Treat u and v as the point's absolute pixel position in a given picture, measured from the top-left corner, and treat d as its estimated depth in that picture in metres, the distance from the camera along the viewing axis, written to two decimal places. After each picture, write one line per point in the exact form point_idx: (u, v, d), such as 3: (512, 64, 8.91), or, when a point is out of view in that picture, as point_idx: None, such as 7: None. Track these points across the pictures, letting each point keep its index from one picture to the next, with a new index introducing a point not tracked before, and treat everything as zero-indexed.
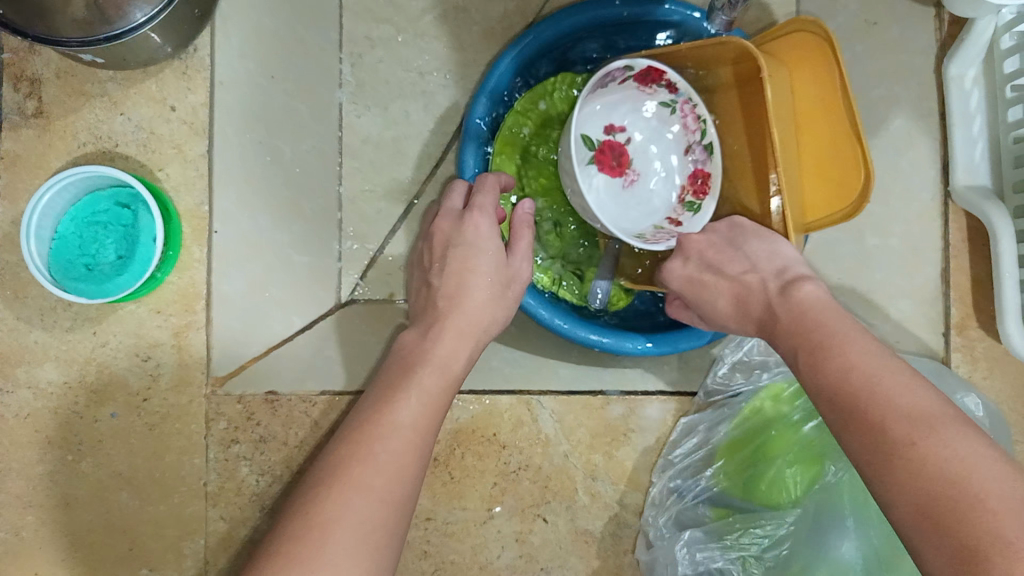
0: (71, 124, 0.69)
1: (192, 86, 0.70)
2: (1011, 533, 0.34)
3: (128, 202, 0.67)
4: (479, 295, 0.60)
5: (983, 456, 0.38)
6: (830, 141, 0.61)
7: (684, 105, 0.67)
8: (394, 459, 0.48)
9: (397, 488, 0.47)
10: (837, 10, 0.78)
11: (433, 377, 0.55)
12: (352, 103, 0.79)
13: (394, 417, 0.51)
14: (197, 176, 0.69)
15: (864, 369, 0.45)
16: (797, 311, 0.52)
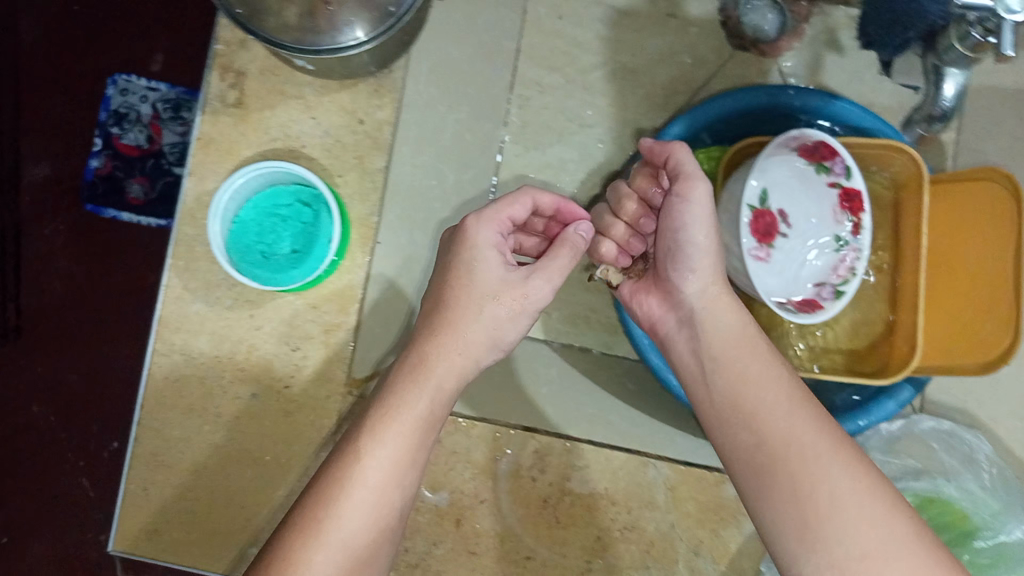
0: (265, 119, 0.74)
1: (382, 103, 0.75)
2: (863, 548, 0.51)
3: (309, 201, 0.70)
4: (471, 318, 0.62)
5: (856, 498, 0.52)
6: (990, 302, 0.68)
7: (849, 252, 0.76)
8: (374, 474, 0.56)
9: (370, 491, 0.56)
10: (995, 139, 0.80)
11: (449, 369, 0.61)
12: (512, 143, 0.78)
13: (394, 425, 0.58)
14: (372, 186, 0.74)
15: (772, 434, 0.57)
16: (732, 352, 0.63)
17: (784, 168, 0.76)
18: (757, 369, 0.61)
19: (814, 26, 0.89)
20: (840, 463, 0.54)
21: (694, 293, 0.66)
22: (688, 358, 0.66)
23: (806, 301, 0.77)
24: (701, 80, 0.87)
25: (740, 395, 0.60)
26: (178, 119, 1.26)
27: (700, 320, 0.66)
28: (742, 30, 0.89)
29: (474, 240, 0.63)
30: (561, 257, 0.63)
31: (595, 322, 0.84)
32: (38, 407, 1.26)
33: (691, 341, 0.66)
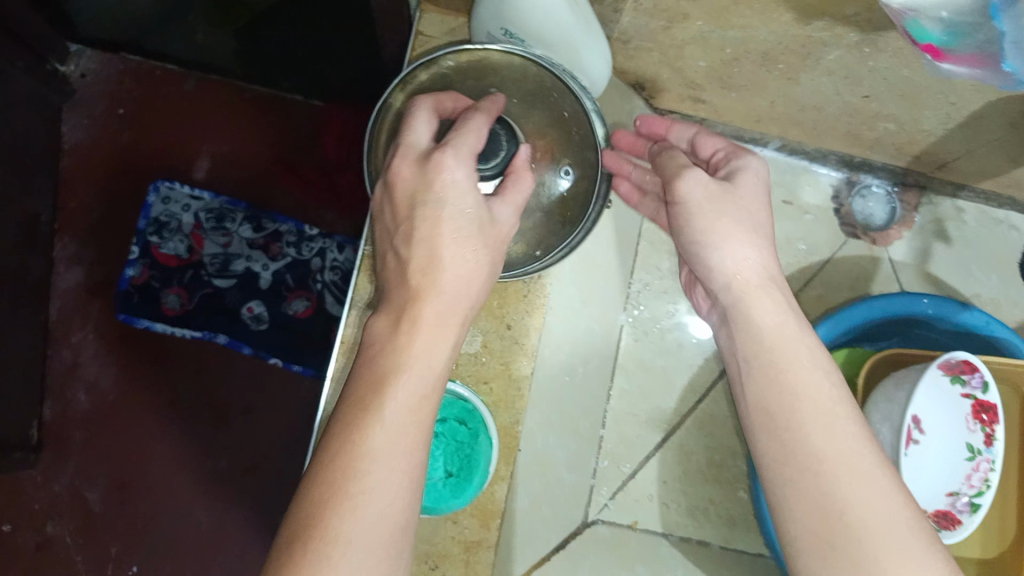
0: None
1: (531, 308, 0.73)
2: (892, 560, 0.43)
3: (465, 418, 0.69)
4: (460, 262, 0.52)
5: (893, 510, 0.44)
6: None
7: (983, 462, 0.74)
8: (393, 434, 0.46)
9: (394, 416, 0.47)
10: None
11: (446, 313, 0.51)
12: (632, 327, 0.84)
13: (382, 424, 0.46)
14: (517, 394, 0.72)
15: (805, 444, 0.47)
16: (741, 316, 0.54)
17: (931, 383, 0.74)
18: (790, 378, 0.50)
19: (923, 215, 0.92)
20: (878, 478, 0.45)
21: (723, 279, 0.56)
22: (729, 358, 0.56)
23: (946, 519, 0.75)
24: (818, 261, 0.90)
25: (767, 404, 0.50)
26: (257, 226, 1.24)
27: (734, 314, 0.55)
28: (854, 217, 0.92)
29: (439, 186, 0.52)
30: (521, 185, 0.56)
31: (714, 515, 0.82)
32: (97, 496, 1.20)
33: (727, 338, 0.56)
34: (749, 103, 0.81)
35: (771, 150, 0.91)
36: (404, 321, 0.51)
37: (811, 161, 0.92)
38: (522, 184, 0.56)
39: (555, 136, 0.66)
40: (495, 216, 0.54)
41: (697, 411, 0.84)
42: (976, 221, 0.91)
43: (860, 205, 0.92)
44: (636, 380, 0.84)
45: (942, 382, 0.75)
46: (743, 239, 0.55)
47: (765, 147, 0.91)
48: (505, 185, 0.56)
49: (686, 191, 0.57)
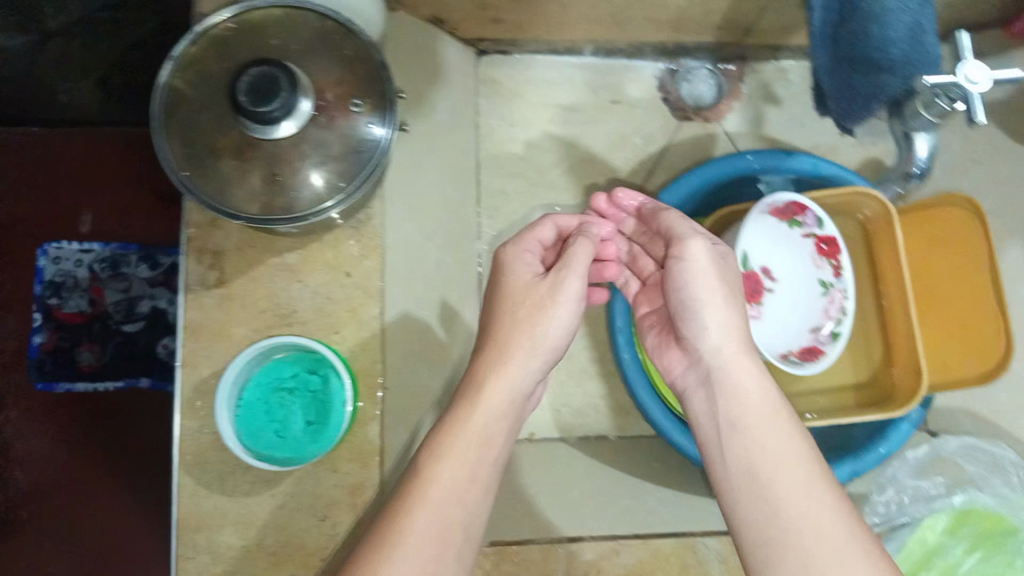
0: (252, 294, 0.72)
1: (366, 251, 0.73)
2: None
3: (313, 366, 0.68)
4: (524, 377, 0.60)
5: (879, 558, 0.48)
6: (973, 312, 0.73)
7: (835, 292, 0.77)
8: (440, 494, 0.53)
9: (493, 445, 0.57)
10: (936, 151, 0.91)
11: (534, 357, 0.60)
12: (489, 253, 0.88)
13: (408, 545, 0.50)
14: (372, 335, 0.72)
15: (785, 505, 0.50)
16: (732, 390, 0.58)
17: (767, 232, 0.77)
18: (773, 445, 0.53)
19: (750, 83, 0.94)
20: (857, 560, 0.47)
21: (713, 348, 0.60)
22: (705, 418, 0.59)
23: (810, 354, 0.76)
24: (656, 149, 0.93)
25: (753, 467, 0.53)
26: (155, 264, 1.09)
27: (717, 376, 0.60)
28: (684, 101, 0.94)
29: (514, 286, 0.62)
30: (579, 249, 0.62)
31: (603, 409, 0.88)
32: None
33: (707, 400, 0.60)
34: (544, 12, 0.82)
35: (588, 56, 0.92)
36: (413, 474, 0.54)
37: (630, 58, 0.93)
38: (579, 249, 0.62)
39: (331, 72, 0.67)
40: (554, 276, 0.61)
41: None
42: (799, 77, 0.94)
43: (688, 88, 0.94)
44: None
45: (780, 228, 0.77)
46: (727, 305, 0.61)
47: (582, 55, 0.92)
48: (561, 264, 0.62)
49: (692, 251, 0.62)
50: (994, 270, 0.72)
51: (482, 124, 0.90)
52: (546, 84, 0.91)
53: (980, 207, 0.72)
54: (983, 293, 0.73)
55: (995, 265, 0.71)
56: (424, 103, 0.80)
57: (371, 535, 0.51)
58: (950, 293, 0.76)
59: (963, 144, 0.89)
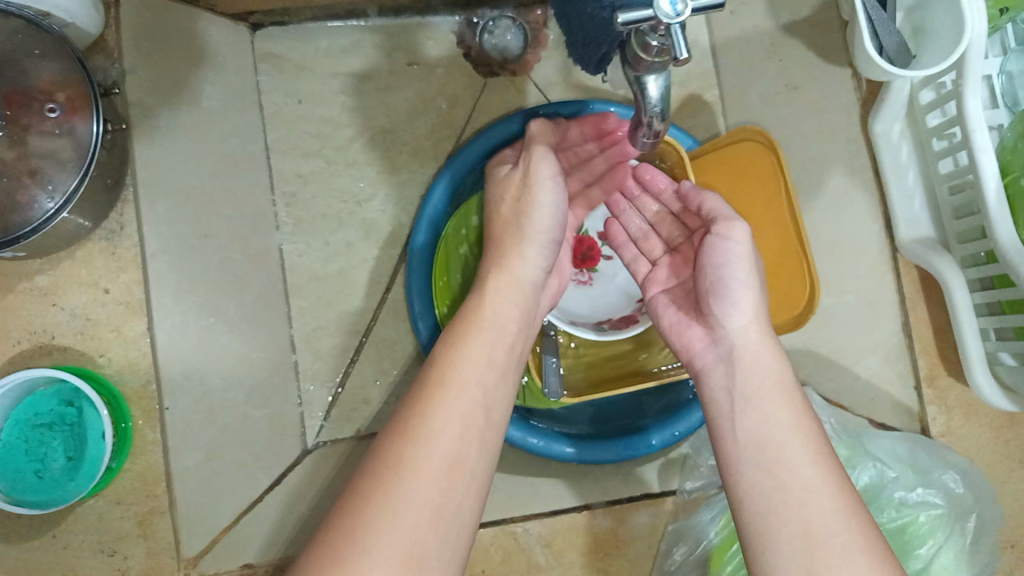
0: (1, 323, 0.66)
1: (123, 264, 0.69)
2: None
3: (71, 399, 0.64)
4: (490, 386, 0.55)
5: (853, 541, 0.46)
6: (782, 253, 0.69)
7: None
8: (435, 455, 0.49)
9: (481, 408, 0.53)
10: (759, 77, 0.86)
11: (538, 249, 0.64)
12: (290, 243, 0.82)
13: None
14: (140, 356, 0.68)
15: (793, 484, 0.49)
16: (755, 366, 0.55)
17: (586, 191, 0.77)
18: (786, 418, 0.52)
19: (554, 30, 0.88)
20: (846, 551, 0.46)
21: (739, 329, 0.57)
22: (717, 397, 0.56)
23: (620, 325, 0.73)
24: (464, 108, 0.87)
25: (764, 441, 0.52)
26: None
27: (739, 357, 0.57)
28: (487, 55, 0.87)
29: (536, 202, 0.63)
30: (542, 162, 0.63)
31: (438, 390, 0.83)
32: None
33: (727, 375, 0.56)
34: None
35: (375, 18, 0.86)
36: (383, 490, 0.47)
37: (423, 15, 0.86)
38: (542, 188, 0.62)
39: (51, 69, 0.63)
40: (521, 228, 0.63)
41: (387, 300, 0.84)
42: None
43: (493, 40, 0.87)
44: (315, 296, 0.82)
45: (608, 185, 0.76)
46: (753, 286, 0.58)
47: (368, 17, 0.86)
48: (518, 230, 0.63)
49: (733, 235, 0.58)
50: (793, 210, 0.67)
51: (266, 105, 0.83)
52: (333, 52, 0.85)
53: (772, 141, 0.67)
54: (786, 234, 0.68)
55: (795, 206, 0.66)
56: (186, 92, 0.73)
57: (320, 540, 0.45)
58: (758, 234, 0.71)
59: (780, 66, 0.85)
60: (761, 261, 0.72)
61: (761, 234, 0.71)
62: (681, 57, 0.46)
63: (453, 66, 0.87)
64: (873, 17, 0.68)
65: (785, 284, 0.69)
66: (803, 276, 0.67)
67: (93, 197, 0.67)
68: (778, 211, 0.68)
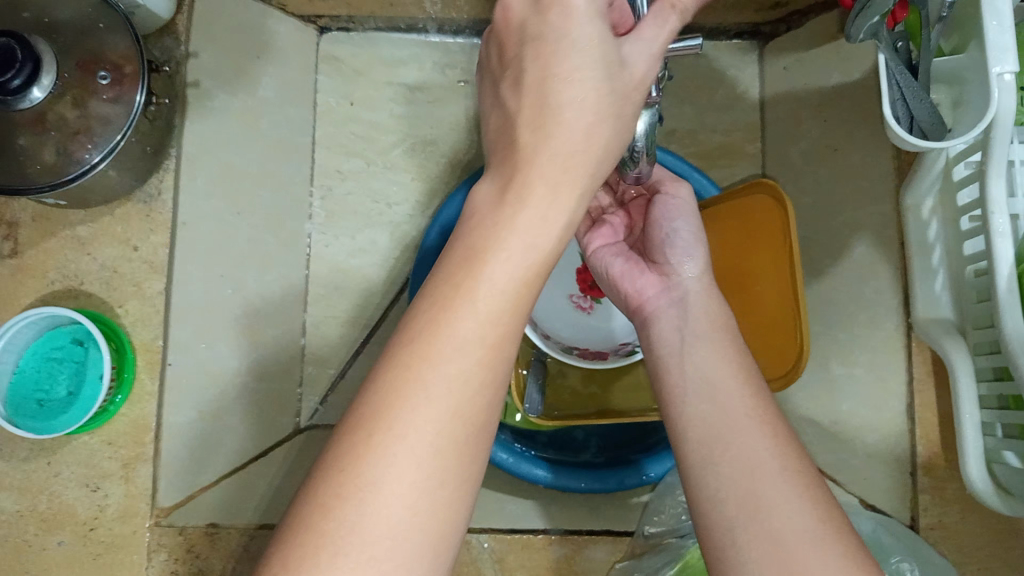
0: (43, 264, 0.74)
1: (154, 227, 0.76)
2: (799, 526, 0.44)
3: (82, 338, 0.70)
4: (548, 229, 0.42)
5: (793, 481, 0.46)
6: (779, 308, 0.68)
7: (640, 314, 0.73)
8: (437, 415, 0.39)
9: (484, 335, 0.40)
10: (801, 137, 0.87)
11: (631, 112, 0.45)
12: (319, 234, 0.87)
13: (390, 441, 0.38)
14: (154, 310, 0.74)
15: (731, 419, 0.50)
16: (706, 311, 0.57)
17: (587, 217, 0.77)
18: (732, 356, 0.54)
19: None
20: (789, 494, 0.45)
21: (692, 277, 0.60)
22: (666, 338, 0.57)
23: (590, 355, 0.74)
24: None
25: (710, 380, 0.52)
26: None
27: (691, 301, 0.59)
28: None
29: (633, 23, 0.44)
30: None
31: None
32: None
33: (679, 319, 0.58)
34: None
35: (435, 35, 0.90)
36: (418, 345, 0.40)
37: (480, 37, 0.90)
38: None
39: (121, 42, 0.71)
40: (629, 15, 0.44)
41: (398, 303, 0.87)
42: None
43: None
44: (333, 286, 0.87)
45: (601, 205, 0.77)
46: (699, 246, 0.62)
47: (428, 33, 0.90)
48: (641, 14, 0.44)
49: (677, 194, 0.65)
50: (794, 266, 0.66)
51: (321, 102, 0.90)
52: (391, 61, 0.91)
53: (782, 193, 0.67)
54: (785, 290, 0.67)
55: (795, 261, 0.65)
56: (244, 79, 0.82)
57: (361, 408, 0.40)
58: (759, 288, 0.71)
59: (824, 127, 0.84)
60: (757, 317, 0.71)
61: (762, 288, 0.70)
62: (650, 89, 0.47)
63: None
64: (901, 85, 0.65)
65: (777, 341, 0.68)
66: (795, 333, 0.66)
67: (132, 160, 0.74)
68: (780, 266, 0.68)
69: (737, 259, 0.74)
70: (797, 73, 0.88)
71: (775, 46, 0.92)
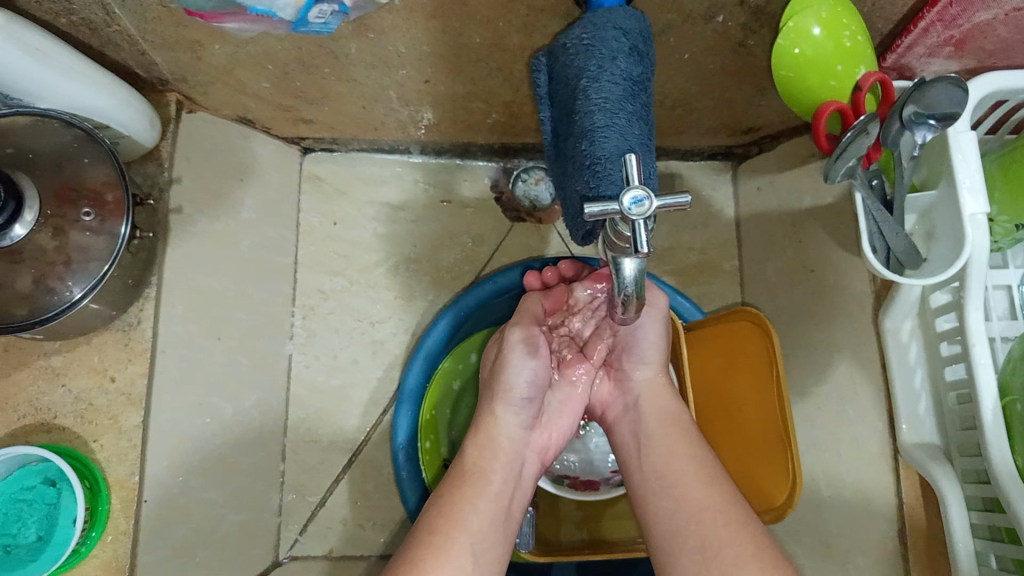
0: (13, 396, 0.71)
1: (132, 356, 0.72)
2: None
3: (54, 479, 0.67)
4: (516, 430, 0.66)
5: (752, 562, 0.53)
6: (769, 437, 0.68)
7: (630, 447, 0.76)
8: (478, 524, 0.57)
9: (509, 461, 0.64)
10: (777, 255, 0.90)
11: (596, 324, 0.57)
12: (300, 354, 0.87)
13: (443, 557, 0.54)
14: (130, 446, 0.70)
15: (689, 506, 0.59)
16: (656, 411, 0.68)
17: None
18: (681, 449, 0.64)
19: None
20: None
21: (644, 383, 0.70)
22: (625, 439, 0.69)
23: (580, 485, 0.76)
24: (486, 250, 0.92)
25: (663, 476, 0.63)
26: None
27: (640, 405, 0.69)
28: (518, 201, 0.93)
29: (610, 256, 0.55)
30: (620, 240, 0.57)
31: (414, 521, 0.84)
32: None
33: (633, 422, 0.69)
34: (348, 114, 0.83)
35: (417, 155, 0.91)
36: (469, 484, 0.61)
37: (462, 158, 0.92)
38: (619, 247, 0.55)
39: (108, 170, 0.70)
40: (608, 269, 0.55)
41: (380, 424, 0.86)
42: None
43: (523, 190, 0.92)
44: (314, 408, 0.86)
45: None
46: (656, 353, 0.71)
47: (411, 154, 0.91)
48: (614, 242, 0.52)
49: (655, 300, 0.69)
50: (782, 397, 0.66)
51: (303, 223, 0.90)
52: (373, 181, 0.92)
53: (765, 322, 0.67)
54: (774, 421, 0.67)
55: (783, 393, 0.65)
56: (225, 202, 0.81)
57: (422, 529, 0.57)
58: (746, 414, 0.71)
59: (798, 248, 0.87)
60: (748, 443, 0.71)
61: (750, 414, 0.70)
62: (644, 250, 0.48)
63: (482, 208, 0.93)
64: (879, 220, 0.67)
65: (768, 469, 0.68)
66: (787, 464, 0.66)
67: (112, 294, 0.71)
68: (767, 395, 0.68)
69: (717, 379, 0.75)
70: (770, 192, 0.91)
71: (747, 166, 0.95)
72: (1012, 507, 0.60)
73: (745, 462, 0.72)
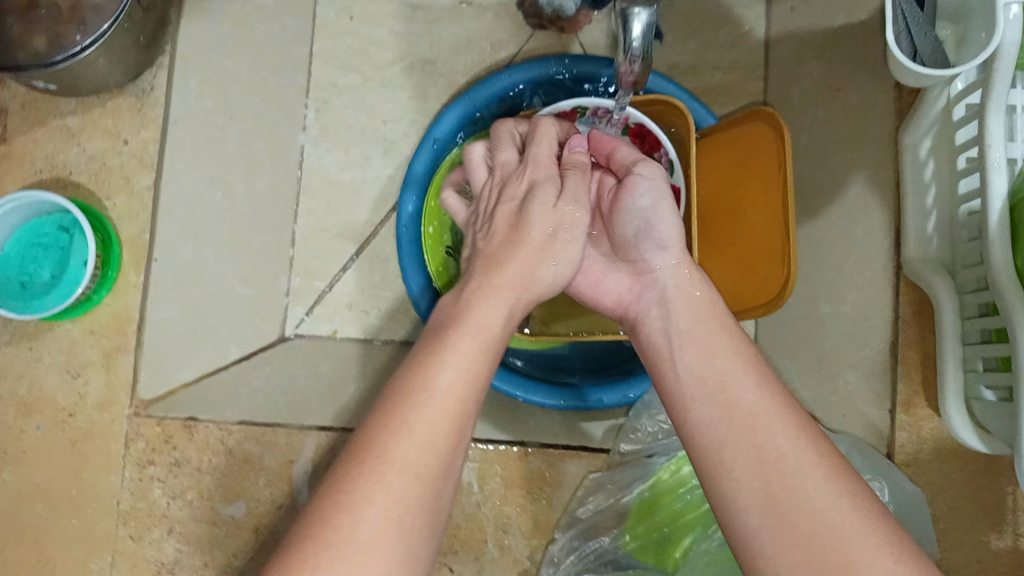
0: (30, 153, 0.74)
1: (146, 122, 0.76)
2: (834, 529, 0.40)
3: (68, 227, 0.69)
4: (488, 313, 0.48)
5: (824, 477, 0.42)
6: (767, 241, 0.68)
7: None
8: (406, 468, 0.39)
9: (480, 370, 0.45)
10: None
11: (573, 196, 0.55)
12: None
13: (352, 521, 0.37)
14: (141, 205, 0.74)
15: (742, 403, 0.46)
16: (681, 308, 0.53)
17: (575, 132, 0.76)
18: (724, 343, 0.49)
19: None
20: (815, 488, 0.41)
21: (667, 269, 0.56)
22: (653, 338, 0.53)
23: None
24: None
25: (705, 375, 0.48)
26: None
27: (672, 298, 0.54)
28: None
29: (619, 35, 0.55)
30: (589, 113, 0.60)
31: None
32: None
33: (663, 318, 0.54)
34: None
35: None
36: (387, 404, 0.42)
37: None
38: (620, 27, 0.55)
39: None
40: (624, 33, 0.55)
41: None
42: None
43: None
44: None
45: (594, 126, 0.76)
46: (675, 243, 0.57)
47: None
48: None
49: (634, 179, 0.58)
50: (787, 201, 0.65)
51: None
52: None
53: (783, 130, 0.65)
54: (776, 225, 0.66)
55: (790, 196, 0.64)
56: None
57: (322, 487, 0.39)
58: (751, 215, 0.70)
59: (829, 68, 0.83)
60: (745, 247, 0.71)
61: (751, 217, 0.70)
62: None
63: None
64: (906, 14, 0.64)
65: (760, 270, 0.69)
66: (781, 265, 0.66)
67: (123, 51, 0.71)
68: (770, 200, 0.67)
69: (721, 188, 0.74)
70: None
71: None
72: (1009, 309, 0.60)
73: (735, 266, 0.72)
